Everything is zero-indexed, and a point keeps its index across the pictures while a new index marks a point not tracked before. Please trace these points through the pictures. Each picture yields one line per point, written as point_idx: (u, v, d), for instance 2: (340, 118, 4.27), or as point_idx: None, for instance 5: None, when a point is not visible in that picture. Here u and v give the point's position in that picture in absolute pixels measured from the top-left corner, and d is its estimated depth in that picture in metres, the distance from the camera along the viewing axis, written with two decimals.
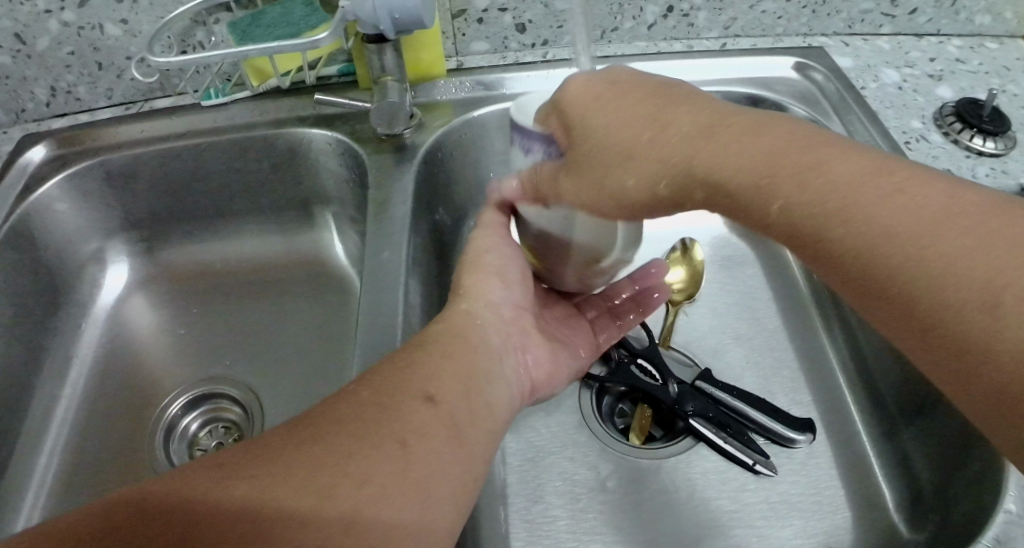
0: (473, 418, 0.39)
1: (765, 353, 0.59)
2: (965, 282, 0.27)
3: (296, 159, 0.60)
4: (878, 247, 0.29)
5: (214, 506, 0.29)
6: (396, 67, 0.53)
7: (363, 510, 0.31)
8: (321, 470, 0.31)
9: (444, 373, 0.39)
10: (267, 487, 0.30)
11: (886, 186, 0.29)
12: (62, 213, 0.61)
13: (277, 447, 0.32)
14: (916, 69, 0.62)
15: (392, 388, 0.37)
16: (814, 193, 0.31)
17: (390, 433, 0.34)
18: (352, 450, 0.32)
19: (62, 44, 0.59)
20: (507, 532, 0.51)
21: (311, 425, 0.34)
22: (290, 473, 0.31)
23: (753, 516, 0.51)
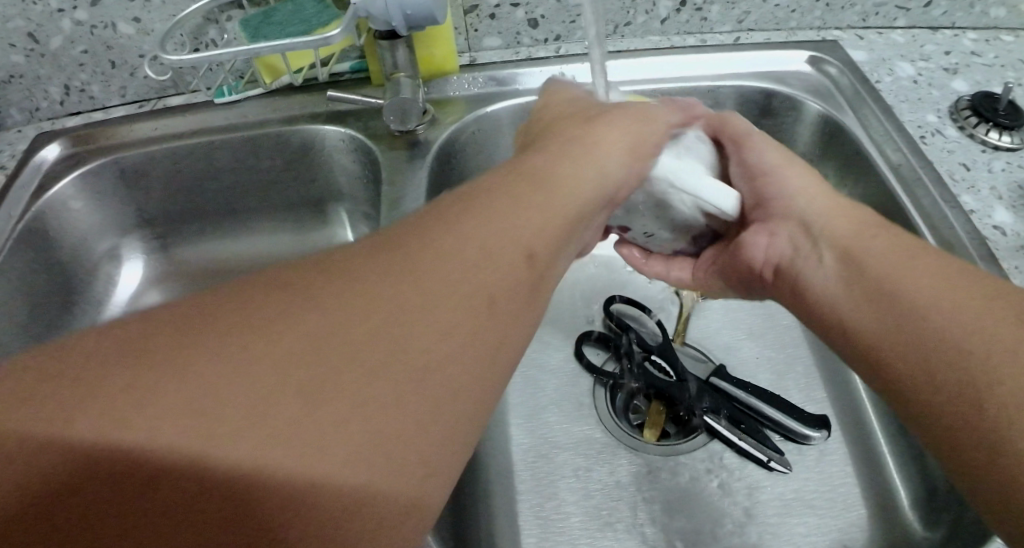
0: (549, 273, 0.33)
1: (779, 349, 0.58)
2: (985, 317, 0.32)
3: (309, 156, 0.60)
4: (909, 280, 0.35)
5: (242, 430, 0.22)
6: (408, 63, 0.53)
7: (411, 400, 0.25)
8: (368, 350, 0.25)
9: (527, 221, 0.33)
10: (309, 402, 0.23)
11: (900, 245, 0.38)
12: (77, 211, 0.61)
13: (311, 323, 0.25)
14: (931, 63, 0.62)
15: (454, 246, 0.29)
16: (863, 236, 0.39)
17: (468, 285, 0.28)
18: (419, 313, 0.27)
19: (75, 43, 0.59)
20: (520, 528, 0.51)
21: (358, 297, 0.26)
22: (334, 382, 0.24)
23: (767, 513, 0.51)
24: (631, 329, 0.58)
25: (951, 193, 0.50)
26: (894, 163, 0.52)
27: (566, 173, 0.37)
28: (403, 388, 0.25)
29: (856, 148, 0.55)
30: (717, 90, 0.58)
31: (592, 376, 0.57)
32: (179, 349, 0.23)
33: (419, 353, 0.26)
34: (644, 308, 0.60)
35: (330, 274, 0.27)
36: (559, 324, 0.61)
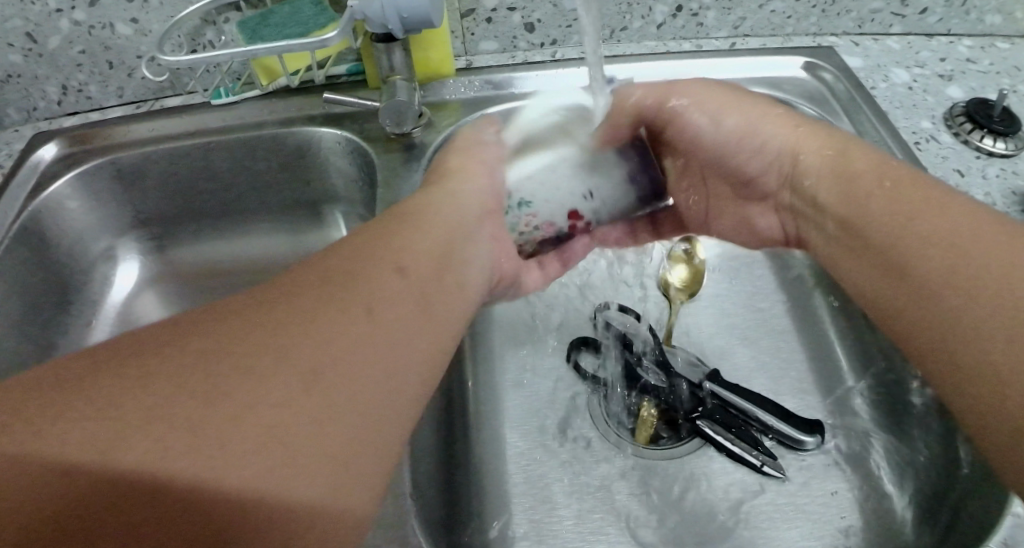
0: (444, 291, 0.35)
1: (773, 354, 0.59)
2: (985, 264, 0.34)
3: (305, 158, 0.60)
4: (915, 239, 0.38)
5: (144, 424, 0.24)
6: (405, 66, 0.53)
7: (325, 394, 0.27)
8: (280, 356, 0.27)
9: (411, 247, 0.35)
10: (212, 393, 0.25)
11: (910, 202, 0.39)
12: (73, 210, 0.61)
13: (220, 330, 0.28)
14: (926, 69, 0.62)
15: (353, 261, 0.32)
16: (874, 200, 0.41)
17: (352, 301, 0.30)
18: (315, 325, 0.29)
19: (73, 44, 0.59)
20: (513, 531, 0.51)
21: (253, 304, 0.29)
22: (235, 376, 0.26)
23: (760, 517, 0.51)
24: (623, 334, 0.57)
25: None
26: None
27: (451, 201, 0.41)
28: (311, 369, 0.27)
29: None
30: None
31: (585, 381, 0.57)
32: (85, 382, 0.25)
33: (312, 356, 0.28)
34: (634, 312, 0.60)
35: (216, 312, 0.28)
36: (554, 328, 0.61)
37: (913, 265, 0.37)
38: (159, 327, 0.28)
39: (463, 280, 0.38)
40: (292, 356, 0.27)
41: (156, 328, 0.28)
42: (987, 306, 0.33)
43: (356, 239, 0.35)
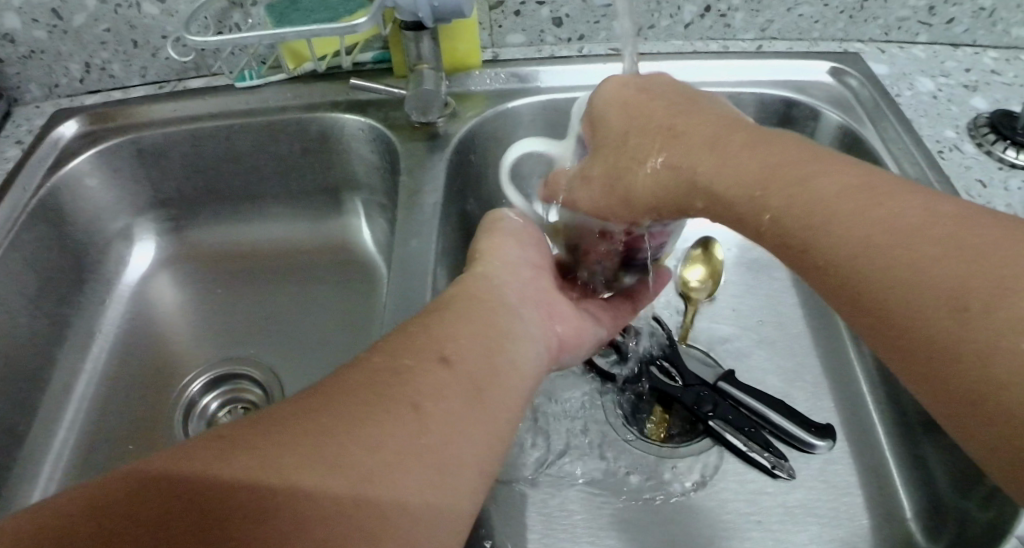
0: (493, 378, 0.37)
1: (788, 358, 0.58)
2: (937, 290, 0.28)
3: (327, 143, 0.60)
4: (863, 259, 0.30)
5: (226, 480, 0.28)
6: (432, 56, 0.53)
7: (382, 474, 0.30)
8: (338, 440, 0.30)
9: (455, 335, 0.38)
10: (279, 460, 0.29)
11: (858, 194, 0.32)
12: (92, 188, 0.61)
13: (295, 413, 0.31)
14: (951, 79, 0.62)
15: (407, 347, 0.36)
16: (804, 204, 0.33)
17: (398, 398, 0.33)
18: (364, 418, 0.31)
19: (99, 21, 0.59)
20: (523, 524, 0.51)
21: (324, 391, 0.33)
22: (299, 447, 0.29)
23: (770, 519, 0.51)
24: (637, 332, 0.57)
25: None
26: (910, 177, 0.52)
27: (495, 276, 0.44)
28: (363, 451, 0.30)
29: (874, 160, 0.55)
30: (738, 97, 0.58)
31: (599, 379, 0.57)
32: (190, 451, 0.29)
33: (365, 452, 0.30)
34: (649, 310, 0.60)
35: (285, 411, 0.31)
36: None
37: (872, 294, 0.30)
38: (240, 421, 0.31)
39: (515, 362, 0.39)
40: (351, 442, 0.30)
41: (238, 422, 0.31)
42: (969, 343, 0.26)
43: (406, 333, 0.37)
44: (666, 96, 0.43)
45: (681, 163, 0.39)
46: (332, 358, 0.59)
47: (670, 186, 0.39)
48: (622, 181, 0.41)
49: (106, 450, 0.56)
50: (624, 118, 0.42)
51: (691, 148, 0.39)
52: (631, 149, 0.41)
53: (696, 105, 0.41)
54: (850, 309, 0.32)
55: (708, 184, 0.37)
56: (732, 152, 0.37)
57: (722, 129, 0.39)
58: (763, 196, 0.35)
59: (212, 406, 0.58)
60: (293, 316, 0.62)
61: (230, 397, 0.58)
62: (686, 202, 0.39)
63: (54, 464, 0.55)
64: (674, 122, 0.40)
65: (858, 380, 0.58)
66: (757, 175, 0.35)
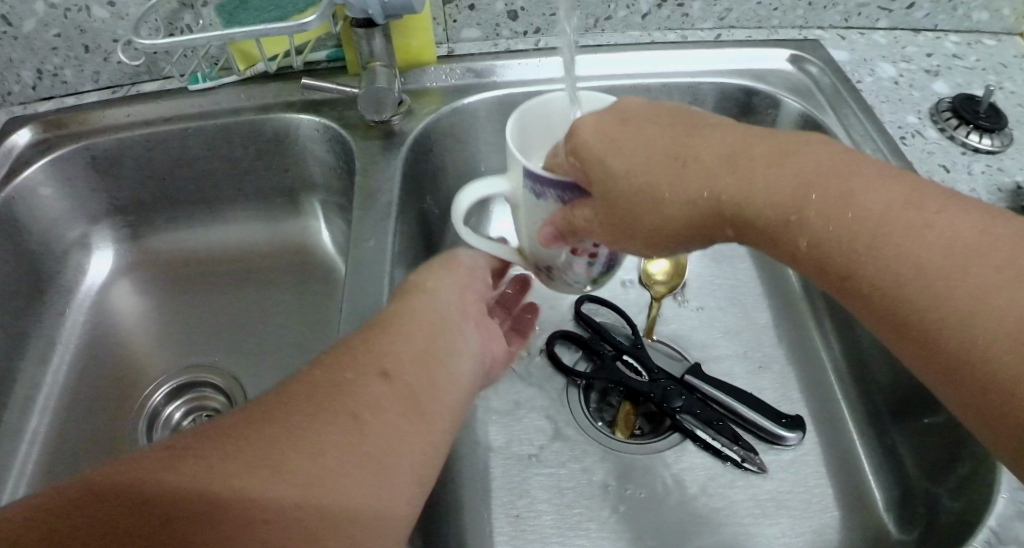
0: (431, 384, 0.36)
1: (755, 348, 0.58)
2: (1000, 316, 0.28)
3: (284, 144, 0.59)
4: (912, 287, 0.31)
5: (156, 491, 0.26)
6: (384, 52, 0.52)
7: (322, 484, 0.29)
8: (275, 456, 0.29)
9: (398, 343, 0.36)
10: (208, 473, 0.27)
11: (906, 215, 0.32)
12: (47, 197, 0.60)
13: (229, 429, 0.30)
14: (912, 64, 0.61)
15: (346, 362, 0.35)
16: (849, 230, 0.33)
17: (339, 410, 0.32)
18: (313, 435, 0.30)
19: (48, 26, 0.58)
20: (491, 527, 0.50)
21: (262, 407, 0.31)
22: (231, 461, 0.28)
23: (741, 513, 0.50)
24: (603, 328, 0.57)
25: None
26: None
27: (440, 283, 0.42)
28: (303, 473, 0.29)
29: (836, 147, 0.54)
30: (698, 86, 0.57)
31: (563, 375, 0.56)
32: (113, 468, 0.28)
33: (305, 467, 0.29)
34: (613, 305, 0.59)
35: (228, 424, 0.30)
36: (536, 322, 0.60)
37: (914, 316, 0.31)
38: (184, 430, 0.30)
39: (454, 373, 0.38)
40: (300, 459, 0.29)
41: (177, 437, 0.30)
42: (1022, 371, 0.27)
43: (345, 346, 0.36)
44: (655, 117, 0.39)
45: (701, 193, 0.36)
46: (296, 363, 0.58)
47: (692, 217, 0.36)
48: (641, 221, 0.37)
49: (68, 465, 0.54)
50: (629, 155, 0.37)
51: (712, 175, 0.36)
52: (644, 187, 0.37)
53: (698, 126, 0.38)
54: (891, 330, 0.32)
55: (737, 207, 0.35)
56: (756, 173, 0.35)
57: (735, 145, 0.36)
58: (799, 221, 0.34)
59: (175, 415, 0.57)
60: (255, 321, 0.61)
61: (194, 405, 0.57)
62: (714, 230, 0.37)
63: (16, 481, 0.54)
64: (680, 151, 0.37)
65: (825, 370, 0.57)
66: (793, 198, 0.34)
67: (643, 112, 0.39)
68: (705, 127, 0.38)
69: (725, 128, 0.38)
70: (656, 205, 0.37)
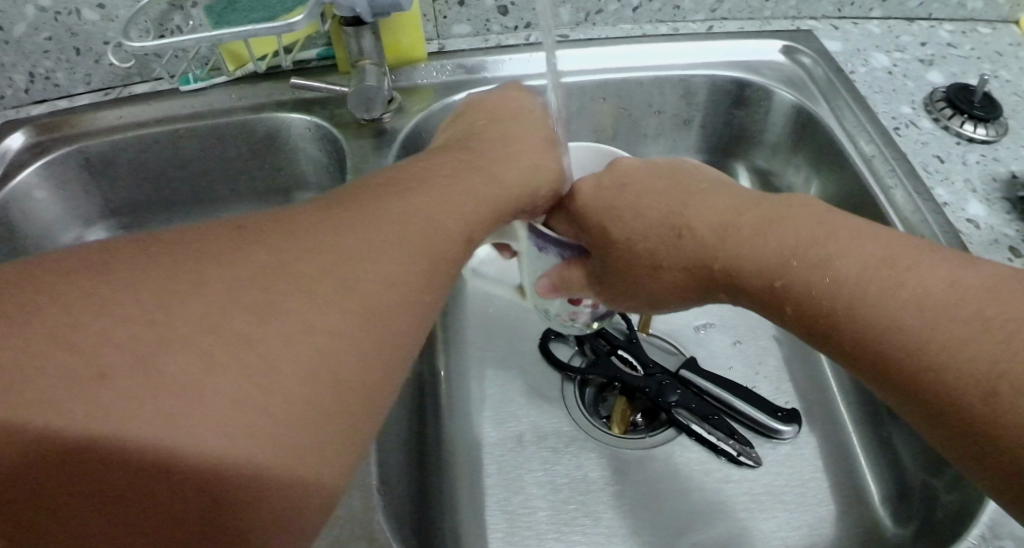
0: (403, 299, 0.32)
1: (751, 342, 0.58)
2: (967, 367, 0.29)
3: (276, 144, 0.59)
4: (887, 342, 0.32)
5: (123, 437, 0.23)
6: (374, 50, 0.52)
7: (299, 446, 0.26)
8: (214, 378, 0.25)
9: (369, 247, 0.32)
10: (184, 415, 0.24)
11: (879, 274, 0.33)
12: (41, 200, 0.60)
13: (213, 337, 0.26)
14: (906, 54, 0.61)
15: (355, 255, 0.31)
16: (829, 293, 0.34)
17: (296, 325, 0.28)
18: (292, 385, 0.27)
19: (38, 30, 0.58)
20: (487, 523, 0.50)
21: (255, 297, 0.28)
22: (209, 401, 0.25)
23: (736, 507, 0.50)
24: (596, 322, 0.57)
25: (923, 185, 0.49)
26: (867, 155, 0.52)
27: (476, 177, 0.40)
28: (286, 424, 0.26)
29: (830, 140, 0.54)
30: (690, 80, 0.57)
31: (558, 370, 0.56)
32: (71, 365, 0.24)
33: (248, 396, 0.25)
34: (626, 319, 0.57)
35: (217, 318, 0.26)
36: (531, 317, 0.60)
37: (886, 367, 0.32)
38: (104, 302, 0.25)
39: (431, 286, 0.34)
40: (271, 406, 0.26)
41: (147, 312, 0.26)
42: (989, 421, 0.28)
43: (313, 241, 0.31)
44: (651, 185, 0.43)
45: (693, 265, 0.40)
46: None
47: (691, 282, 0.41)
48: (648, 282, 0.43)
49: None
50: (629, 226, 0.43)
51: (702, 246, 0.39)
52: (646, 255, 0.42)
53: (691, 191, 0.42)
54: (872, 380, 0.33)
55: (727, 273, 0.39)
56: (744, 243, 0.38)
57: (725, 215, 0.40)
58: (782, 287, 0.36)
59: None
60: None
61: None
62: (713, 291, 0.41)
63: None
64: (671, 217, 0.41)
65: (821, 362, 0.57)
66: (778, 264, 0.36)
67: (639, 178, 0.44)
68: (695, 192, 0.42)
69: (717, 193, 0.42)
70: (659, 271, 0.42)
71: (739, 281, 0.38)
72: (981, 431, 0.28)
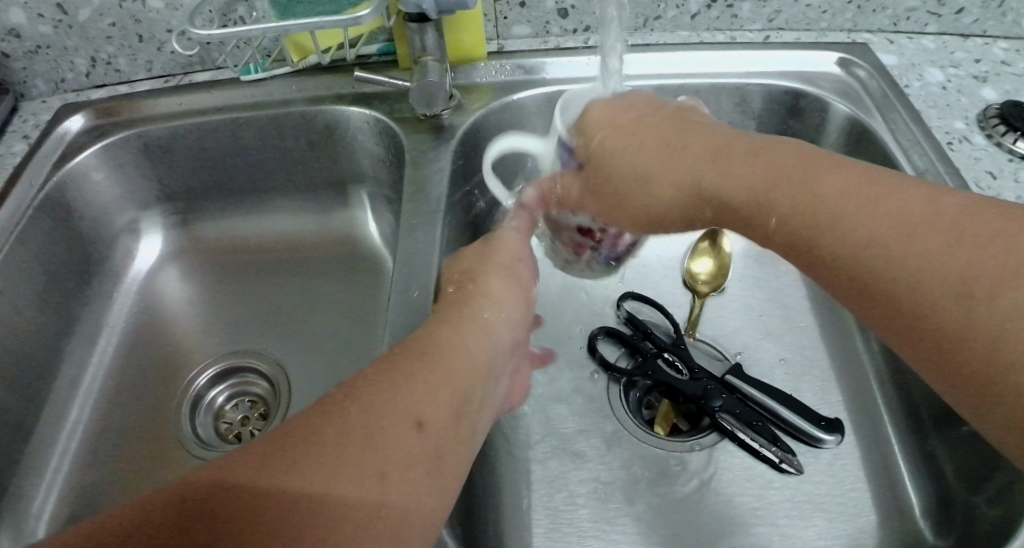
0: (453, 440, 0.34)
1: (797, 351, 0.58)
2: (947, 277, 0.30)
3: (333, 136, 0.60)
4: (867, 254, 0.33)
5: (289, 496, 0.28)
6: (437, 47, 0.53)
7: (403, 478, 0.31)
8: (352, 437, 0.31)
9: (433, 392, 0.35)
10: (332, 477, 0.29)
11: (864, 192, 0.34)
12: (99, 182, 0.61)
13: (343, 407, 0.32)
14: (961, 70, 0.61)
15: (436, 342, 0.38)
16: (809, 207, 0.35)
17: (364, 471, 0.30)
18: (399, 430, 0.32)
19: (104, 16, 0.59)
20: (529, 518, 0.50)
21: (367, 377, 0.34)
22: (347, 460, 0.30)
23: (777, 514, 0.50)
24: (639, 321, 0.57)
25: None
26: (920, 169, 0.52)
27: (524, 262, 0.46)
28: (395, 466, 0.31)
29: (882, 152, 0.54)
30: (746, 88, 0.58)
31: (604, 371, 0.57)
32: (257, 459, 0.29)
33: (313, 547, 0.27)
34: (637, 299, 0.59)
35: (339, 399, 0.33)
36: (576, 316, 0.60)
37: (875, 279, 0.33)
38: (200, 491, 0.27)
39: (475, 427, 0.37)
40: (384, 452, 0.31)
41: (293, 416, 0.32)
42: (975, 329, 0.29)
43: (376, 388, 0.33)
44: (654, 117, 0.44)
45: (686, 187, 0.40)
46: (339, 352, 0.59)
47: (680, 205, 0.41)
48: (635, 204, 0.43)
49: (111, 447, 0.56)
50: (621, 153, 0.43)
51: (695, 168, 0.40)
52: (635, 172, 0.42)
53: (690, 130, 0.42)
54: (857, 301, 0.34)
55: (718, 195, 0.39)
56: (736, 167, 0.39)
57: (723, 144, 0.40)
58: (769, 201, 0.37)
59: (218, 399, 0.58)
60: (299, 309, 0.62)
61: (237, 390, 0.59)
62: (696, 217, 0.41)
63: (60, 459, 0.55)
64: (667, 151, 0.41)
65: (866, 373, 0.57)
66: (763, 187, 0.37)
67: (636, 110, 0.44)
68: (692, 132, 0.42)
69: (713, 133, 0.41)
70: (648, 191, 0.42)
71: (728, 209, 0.39)
72: (982, 346, 0.29)
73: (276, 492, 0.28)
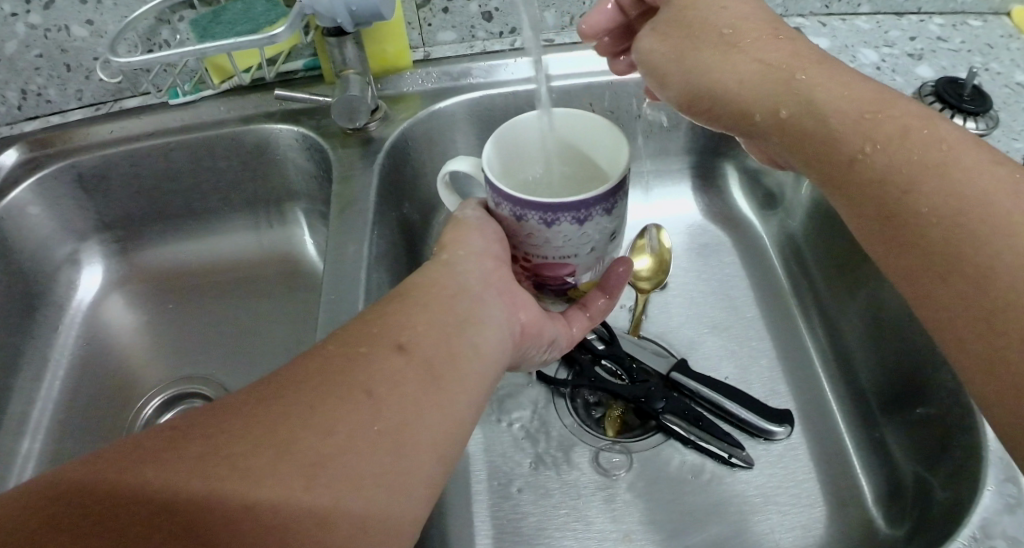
0: (450, 377, 0.35)
1: (742, 343, 0.57)
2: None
3: (264, 154, 0.59)
4: (977, 210, 0.30)
5: (202, 497, 0.26)
6: (357, 60, 0.52)
7: (348, 479, 0.29)
8: (290, 436, 0.29)
9: (414, 318, 0.36)
10: (254, 479, 0.27)
11: (979, 149, 0.32)
12: (36, 216, 0.60)
13: (277, 398, 0.30)
14: (896, 49, 0.61)
15: (373, 328, 0.35)
16: (913, 137, 0.33)
17: (352, 386, 0.32)
18: (346, 426, 0.30)
19: (30, 47, 0.59)
20: (475, 531, 0.49)
21: (307, 370, 0.32)
22: (276, 461, 0.28)
23: (728, 511, 0.49)
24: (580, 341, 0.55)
25: None
26: None
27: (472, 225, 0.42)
28: (338, 464, 0.29)
29: None
30: None
31: (547, 387, 0.56)
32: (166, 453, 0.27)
33: (283, 495, 0.27)
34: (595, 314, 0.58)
35: (274, 388, 0.31)
36: None
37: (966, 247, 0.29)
38: (109, 490, 0.26)
39: (452, 405, 0.34)
40: (331, 450, 0.29)
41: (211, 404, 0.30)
42: None
43: (366, 333, 0.35)
44: (739, 6, 0.41)
45: (774, 60, 0.38)
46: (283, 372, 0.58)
47: (757, 78, 0.38)
48: (706, 58, 0.40)
49: None
50: (671, 43, 0.42)
51: (790, 56, 0.38)
52: (724, 33, 0.40)
53: (775, 35, 0.40)
54: (900, 253, 0.32)
55: (808, 96, 0.37)
56: (846, 84, 0.36)
57: (817, 55, 0.39)
58: (872, 121, 0.35)
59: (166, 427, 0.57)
60: (245, 330, 0.61)
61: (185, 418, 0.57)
62: (763, 101, 0.38)
63: None
64: (725, 57, 0.39)
65: (811, 360, 0.57)
66: (864, 109, 0.35)
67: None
68: (779, 37, 0.39)
69: (806, 44, 0.40)
70: (727, 50, 0.39)
71: (799, 126, 0.37)
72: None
73: (186, 492, 0.26)
